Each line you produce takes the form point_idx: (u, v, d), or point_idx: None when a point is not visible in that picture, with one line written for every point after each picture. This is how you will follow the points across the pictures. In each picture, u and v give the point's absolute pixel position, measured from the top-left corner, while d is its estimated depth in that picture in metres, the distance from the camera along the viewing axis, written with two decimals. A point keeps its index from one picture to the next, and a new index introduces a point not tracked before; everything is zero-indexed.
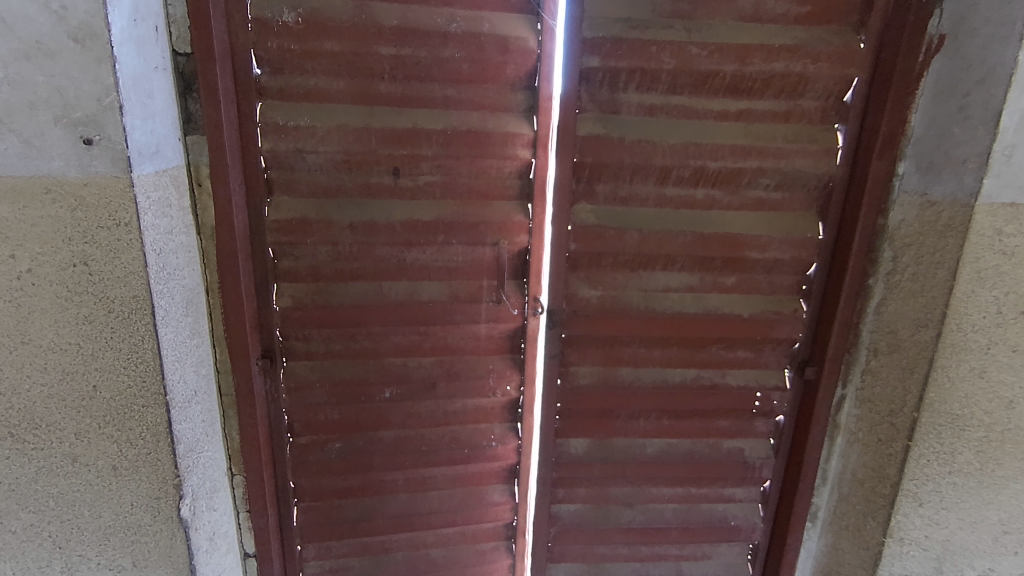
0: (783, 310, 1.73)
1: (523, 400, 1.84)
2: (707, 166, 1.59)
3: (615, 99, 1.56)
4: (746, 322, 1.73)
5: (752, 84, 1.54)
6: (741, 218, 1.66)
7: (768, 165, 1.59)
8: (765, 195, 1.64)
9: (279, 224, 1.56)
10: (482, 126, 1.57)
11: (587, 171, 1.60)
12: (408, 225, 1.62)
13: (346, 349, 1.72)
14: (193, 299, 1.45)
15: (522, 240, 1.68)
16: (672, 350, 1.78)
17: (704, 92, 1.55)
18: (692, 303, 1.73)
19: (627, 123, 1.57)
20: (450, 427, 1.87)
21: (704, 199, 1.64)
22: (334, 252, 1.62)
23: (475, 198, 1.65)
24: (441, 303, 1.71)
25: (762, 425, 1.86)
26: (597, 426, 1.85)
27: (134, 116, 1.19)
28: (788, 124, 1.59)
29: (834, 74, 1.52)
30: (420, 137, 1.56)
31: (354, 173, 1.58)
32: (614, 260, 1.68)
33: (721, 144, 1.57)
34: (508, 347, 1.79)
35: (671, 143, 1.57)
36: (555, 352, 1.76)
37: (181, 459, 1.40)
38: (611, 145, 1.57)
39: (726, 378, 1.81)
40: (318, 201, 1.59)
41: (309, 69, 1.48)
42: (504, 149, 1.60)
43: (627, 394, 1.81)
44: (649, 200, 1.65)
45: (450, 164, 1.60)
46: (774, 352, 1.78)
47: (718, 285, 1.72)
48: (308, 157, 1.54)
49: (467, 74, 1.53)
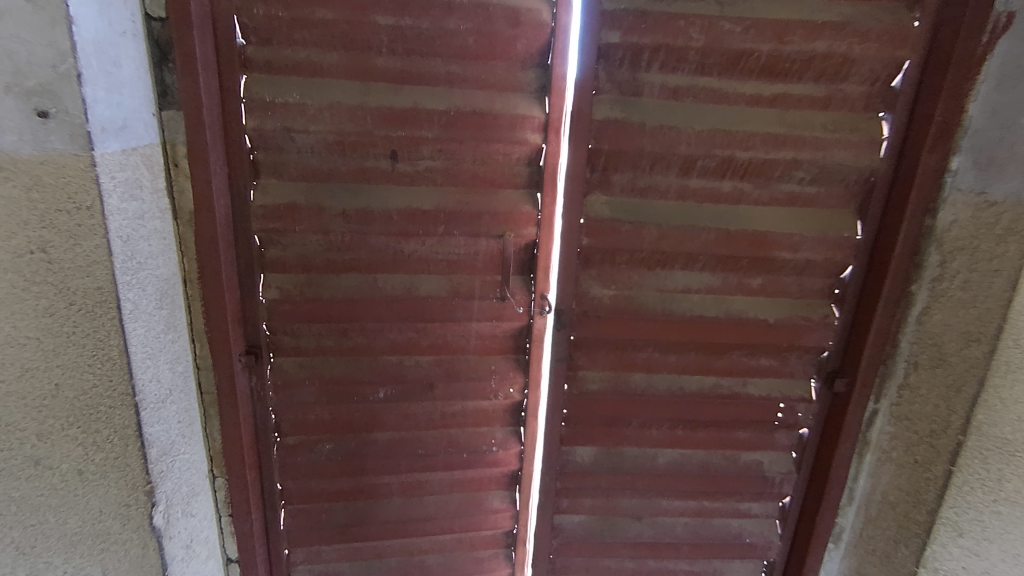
0: (813, 316, 1.59)
1: (527, 404, 1.72)
2: (735, 156, 1.44)
3: (636, 79, 1.40)
4: (771, 327, 1.59)
5: (790, 66, 1.38)
6: (771, 215, 1.51)
7: (805, 157, 1.44)
8: (799, 189, 1.49)
9: (265, 210, 1.44)
10: (488, 107, 1.43)
11: (603, 159, 1.46)
12: (405, 215, 1.50)
13: (337, 346, 1.61)
14: (168, 290, 1.32)
15: (529, 233, 1.55)
16: (690, 356, 1.64)
17: (735, 74, 1.39)
18: (714, 305, 1.59)
19: (649, 107, 1.42)
20: (449, 430, 1.76)
21: (732, 192, 1.49)
22: (325, 242, 1.50)
23: (479, 185, 1.52)
24: (440, 299, 1.59)
25: (784, 438, 1.72)
26: (607, 434, 1.72)
27: (96, 87, 1.06)
28: (828, 111, 1.43)
29: (883, 56, 1.36)
30: (420, 118, 1.42)
31: (348, 156, 1.45)
32: (630, 257, 1.54)
33: (753, 132, 1.42)
34: (512, 347, 1.68)
35: (697, 130, 1.42)
36: (562, 355, 1.63)
37: (153, 464, 1.30)
38: (631, 132, 1.42)
39: (747, 387, 1.67)
40: (309, 186, 1.46)
41: (299, 40, 1.34)
42: (512, 133, 1.46)
43: (639, 402, 1.67)
44: (670, 193, 1.49)
45: (452, 148, 1.46)
46: (800, 361, 1.64)
47: (743, 287, 1.58)
48: (297, 136, 1.41)
49: (473, 49, 1.39)
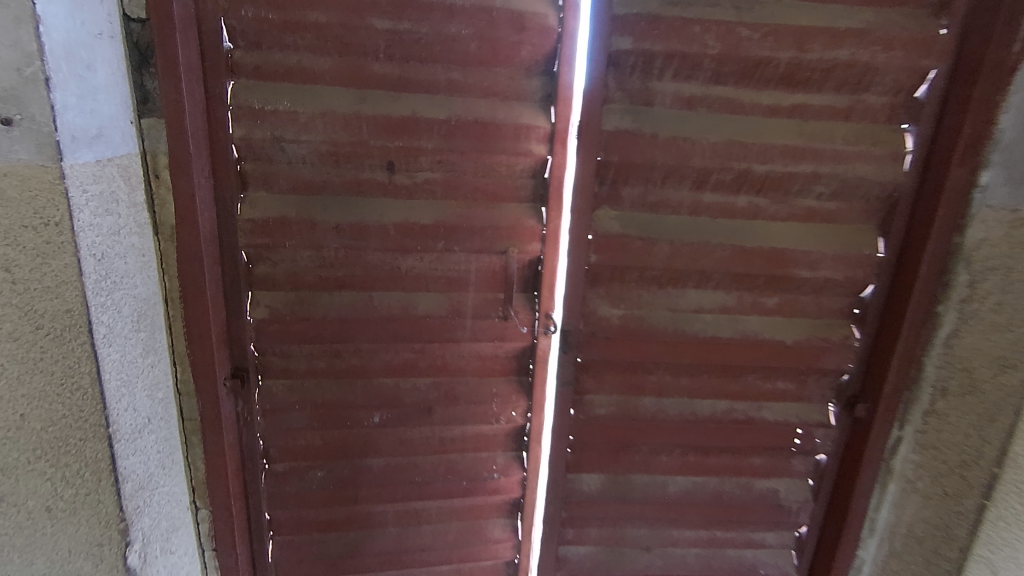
0: (832, 337, 1.51)
1: (530, 428, 1.64)
2: (752, 169, 1.36)
3: (647, 88, 1.32)
4: (788, 349, 1.51)
5: (810, 74, 1.30)
6: (789, 231, 1.43)
7: (825, 170, 1.36)
8: (819, 204, 1.41)
9: (254, 224, 1.35)
10: (491, 116, 1.36)
11: (612, 172, 1.38)
12: (402, 229, 1.42)
13: (330, 368, 1.52)
14: (147, 311, 1.23)
15: (533, 249, 1.47)
16: (703, 379, 1.55)
17: (752, 82, 1.32)
18: (728, 326, 1.50)
19: (661, 117, 1.35)
20: (447, 456, 1.67)
21: (748, 207, 1.41)
22: (318, 258, 1.42)
23: (481, 199, 1.44)
24: (439, 318, 1.51)
25: (800, 464, 1.64)
26: (614, 461, 1.63)
27: (66, 92, 0.97)
28: (849, 123, 1.35)
29: (908, 65, 1.29)
30: (419, 128, 1.35)
31: (342, 167, 1.36)
32: (640, 275, 1.46)
33: (771, 144, 1.34)
34: (515, 368, 1.59)
35: (712, 142, 1.34)
36: (568, 378, 1.54)
37: (129, 500, 1.19)
38: (642, 143, 1.35)
39: (762, 412, 1.59)
40: (300, 198, 1.38)
41: (290, 44, 1.27)
42: (516, 144, 1.39)
43: (649, 427, 1.58)
44: (683, 207, 1.41)
45: (453, 159, 1.39)
46: (818, 384, 1.56)
47: (759, 306, 1.49)
48: (288, 146, 1.32)
49: (475, 55, 1.32)
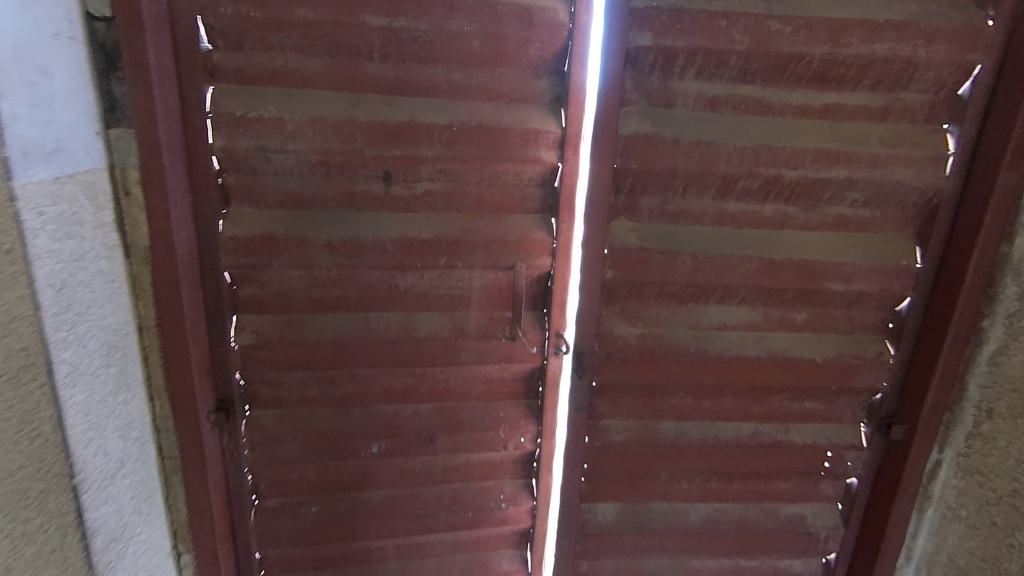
0: (866, 355, 1.40)
1: (539, 455, 1.52)
2: (782, 175, 1.25)
3: (667, 88, 1.22)
4: (819, 368, 1.40)
5: (844, 72, 1.20)
6: (820, 241, 1.32)
7: (860, 175, 1.26)
8: (852, 212, 1.31)
9: (237, 243, 1.23)
10: (496, 121, 1.25)
11: (630, 180, 1.27)
12: (401, 245, 1.30)
13: (324, 395, 1.41)
14: (118, 342, 1.10)
15: (543, 263, 1.35)
16: (726, 400, 1.44)
17: (781, 81, 1.21)
18: (754, 344, 1.39)
19: (682, 120, 1.24)
20: (451, 485, 1.55)
21: (775, 216, 1.30)
22: (309, 277, 1.30)
23: (486, 210, 1.33)
24: (441, 339, 1.40)
25: (829, 488, 1.53)
26: (632, 489, 1.52)
27: (15, 100, 0.86)
28: (885, 124, 1.25)
29: (952, 60, 1.18)
30: (418, 134, 1.23)
31: (334, 178, 1.25)
32: (659, 291, 1.35)
33: (802, 148, 1.23)
34: (523, 390, 1.48)
35: (738, 146, 1.23)
36: (582, 404, 1.43)
37: (99, 555, 1.06)
38: (662, 149, 1.24)
39: (789, 434, 1.48)
40: (288, 213, 1.26)
41: (275, 44, 1.15)
42: (523, 151, 1.27)
43: (670, 454, 1.47)
44: (705, 217, 1.30)
45: (455, 168, 1.27)
46: (849, 404, 1.46)
47: (786, 322, 1.39)
48: (274, 157, 1.21)
49: (479, 54, 1.21)
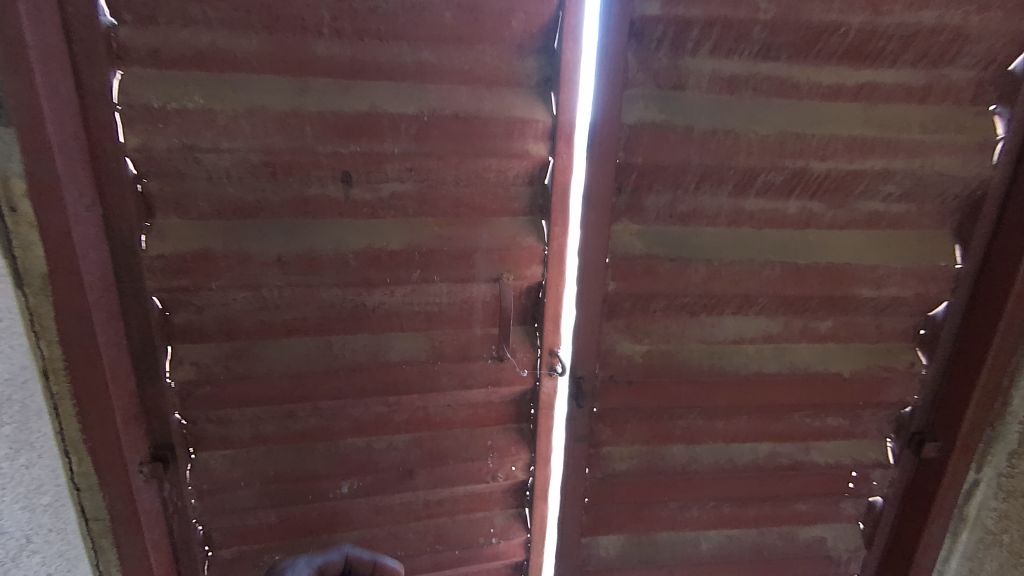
0: (896, 367, 1.26)
1: (533, 483, 1.35)
2: (810, 167, 1.09)
3: (678, 68, 1.03)
4: (845, 383, 1.25)
5: (884, 45, 1.02)
6: (847, 242, 1.16)
7: (897, 166, 1.09)
8: (884, 208, 1.15)
9: (166, 263, 1.02)
10: (475, 109, 1.05)
11: (635, 177, 1.09)
12: (366, 258, 1.11)
13: (283, 432, 1.21)
14: (14, 392, 0.86)
15: (533, 273, 1.17)
16: (742, 421, 1.29)
17: (809, 57, 1.03)
18: (773, 358, 1.24)
19: (695, 105, 1.06)
20: (434, 521, 1.37)
21: (799, 214, 1.14)
22: (257, 299, 1.10)
23: (465, 214, 1.14)
24: (418, 364, 1.21)
25: (850, 507, 1.40)
26: (637, 519, 1.36)
27: None
28: (925, 106, 1.08)
29: (1006, 30, 1.01)
30: (381, 127, 1.03)
31: (282, 181, 1.04)
32: (668, 303, 1.18)
33: (832, 135, 1.07)
34: (513, 415, 1.31)
35: (759, 135, 1.06)
36: (581, 433, 1.25)
37: None
38: (672, 140, 1.06)
39: (809, 454, 1.33)
40: (227, 225, 1.05)
41: (198, 18, 0.93)
42: (507, 144, 1.08)
43: (679, 481, 1.31)
44: (720, 218, 1.14)
45: (427, 166, 1.08)
46: (874, 418, 1.32)
47: (809, 333, 1.23)
48: (204, 158, 0.99)
49: (452, 29, 1.00)
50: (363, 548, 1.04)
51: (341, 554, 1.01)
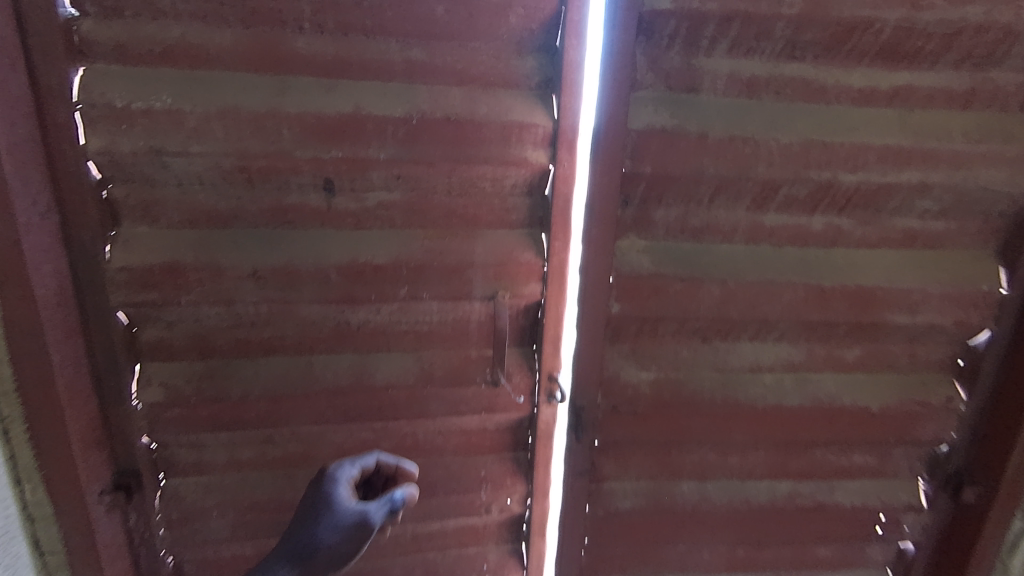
0: (931, 401, 1.14)
1: (530, 518, 1.24)
2: (838, 179, 0.99)
3: (690, 68, 0.94)
4: (874, 417, 1.14)
5: (922, 44, 0.92)
6: (878, 262, 1.06)
7: (936, 179, 0.99)
8: (921, 225, 1.04)
9: (132, 275, 0.95)
10: (468, 112, 0.96)
11: (642, 188, 1.00)
12: (349, 272, 1.02)
13: (259, 459, 1.12)
14: None
15: (532, 291, 1.07)
16: (759, 456, 1.18)
17: (838, 58, 0.93)
18: (794, 388, 1.12)
19: (709, 109, 0.96)
20: (422, 557, 1.27)
21: (825, 230, 1.03)
22: (231, 315, 1.02)
23: (458, 225, 1.05)
24: (406, 387, 1.12)
25: (879, 554, 1.27)
26: (643, 560, 1.25)
27: None
28: (968, 113, 0.97)
29: None
30: (366, 130, 0.95)
31: (259, 188, 0.96)
32: (679, 326, 1.08)
33: (863, 144, 0.97)
34: (509, 443, 1.20)
35: (781, 143, 0.97)
36: (582, 466, 1.15)
37: None
38: (684, 147, 0.97)
39: (834, 494, 1.21)
40: (200, 234, 0.97)
41: (168, 10, 0.85)
42: (504, 150, 0.99)
43: (690, 520, 1.20)
44: (737, 234, 1.04)
45: (416, 173, 0.99)
46: (907, 457, 1.19)
47: (834, 361, 1.12)
48: (173, 162, 0.91)
49: (444, 25, 0.92)
50: (386, 453, 0.98)
51: (375, 459, 0.95)
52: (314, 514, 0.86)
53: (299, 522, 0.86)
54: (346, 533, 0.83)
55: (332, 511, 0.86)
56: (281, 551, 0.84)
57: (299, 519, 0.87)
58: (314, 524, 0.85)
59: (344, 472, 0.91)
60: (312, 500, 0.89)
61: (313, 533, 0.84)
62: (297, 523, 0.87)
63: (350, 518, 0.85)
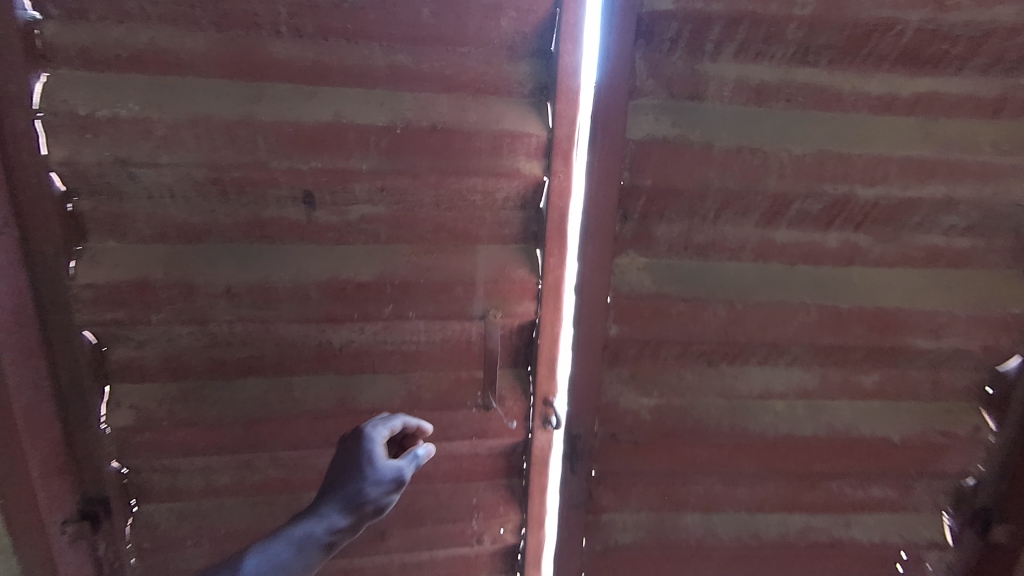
0: (956, 431, 1.06)
1: (525, 548, 1.16)
2: (855, 193, 0.92)
3: (694, 74, 0.87)
4: (894, 448, 1.06)
5: (947, 47, 0.84)
6: (898, 283, 0.98)
7: (962, 194, 0.91)
8: (945, 242, 0.96)
9: (99, 293, 0.89)
10: (457, 121, 0.90)
11: (642, 203, 0.93)
12: (331, 290, 0.96)
13: (236, 485, 1.06)
14: None
15: (525, 310, 1.01)
16: (769, 487, 1.10)
17: (855, 63, 0.86)
18: (807, 416, 1.05)
19: (715, 118, 0.90)
20: None
21: (840, 248, 0.96)
22: (206, 334, 0.96)
23: (447, 240, 0.98)
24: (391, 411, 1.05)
25: None
26: None
27: None
28: (997, 122, 0.90)
29: None
30: (348, 140, 0.89)
31: (234, 202, 0.91)
32: (682, 350, 1.01)
33: (883, 155, 0.90)
34: (502, 470, 1.13)
35: (793, 155, 0.90)
36: (577, 498, 1.08)
37: None
38: (687, 159, 0.90)
39: (851, 530, 1.13)
40: (172, 249, 0.92)
41: (136, 13, 0.80)
42: (494, 161, 0.93)
43: (695, 556, 1.12)
44: (745, 251, 0.97)
45: (402, 185, 0.93)
46: (929, 490, 1.11)
47: (851, 388, 1.04)
48: (141, 173, 0.86)
49: (430, 28, 0.86)
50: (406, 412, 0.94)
51: (404, 420, 0.91)
52: (352, 471, 0.83)
53: (337, 478, 0.83)
54: (387, 489, 0.82)
55: (371, 468, 0.83)
56: (325, 509, 0.81)
57: (336, 476, 0.84)
58: (355, 479, 0.82)
59: (376, 430, 0.87)
60: (346, 457, 0.85)
61: (356, 489, 0.81)
62: (334, 480, 0.84)
63: (388, 475, 0.82)
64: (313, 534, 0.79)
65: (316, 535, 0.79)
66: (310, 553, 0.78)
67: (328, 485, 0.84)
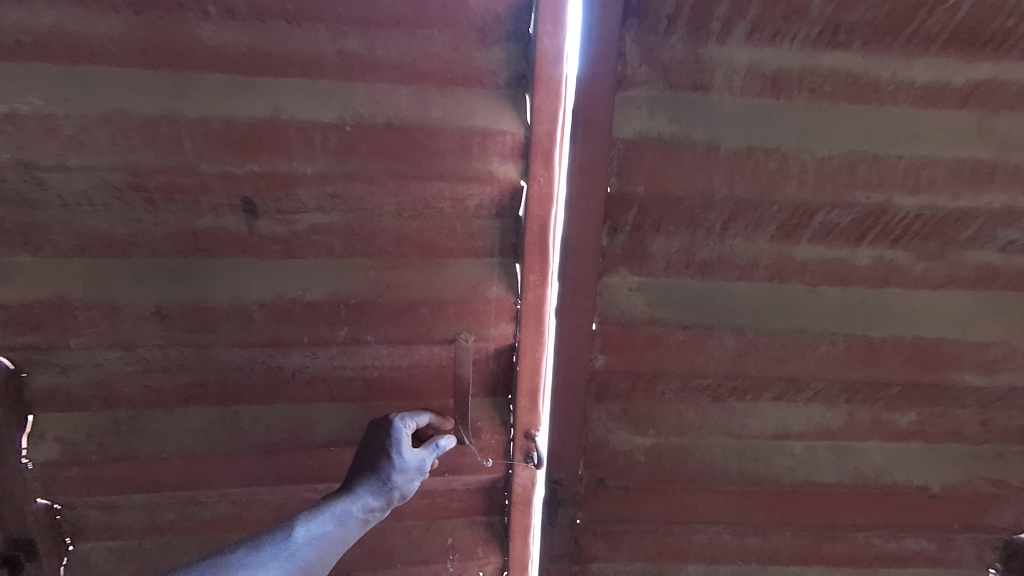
0: (1005, 480, 0.91)
1: None
2: (892, 204, 0.77)
3: (698, 59, 0.72)
4: (932, 499, 0.91)
5: (1014, 24, 0.68)
6: (942, 308, 0.83)
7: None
8: (1002, 262, 0.81)
9: (12, 315, 0.79)
10: (417, 117, 0.76)
11: (635, 214, 0.79)
12: (280, 312, 0.84)
13: (182, 523, 0.96)
14: None
15: (502, 332, 0.87)
16: (783, 537, 0.96)
17: (899, 44, 0.70)
18: (827, 458, 0.91)
19: (722, 112, 0.75)
20: None
21: (873, 267, 0.81)
22: (139, 360, 0.85)
23: (413, 253, 0.85)
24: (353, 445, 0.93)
25: None
26: None
27: None
28: None
29: None
30: (289, 140, 0.76)
31: (162, 210, 0.79)
32: (682, 385, 0.88)
33: (927, 159, 0.75)
34: (481, 507, 1.00)
35: (818, 157, 0.75)
36: (559, 550, 0.97)
37: None
38: (687, 163, 0.76)
39: None
40: (94, 265, 0.81)
41: None
42: (463, 164, 0.78)
43: None
44: (758, 269, 0.82)
45: (356, 192, 0.79)
46: (971, 543, 0.96)
47: (881, 427, 0.90)
48: (51, 178, 0.75)
49: (387, 6, 0.69)
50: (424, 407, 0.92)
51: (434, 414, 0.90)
52: (381, 456, 0.81)
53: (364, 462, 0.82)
54: (412, 477, 0.82)
55: (401, 454, 0.82)
56: (359, 488, 0.79)
57: (363, 461, 0.82)
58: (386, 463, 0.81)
59: (407, 419, 0.84)
60: (374, 442, 0.84)
61: (389, 472, 0.80)
62: (360, 464, 0.82)
63: (414, 465, 0.83)
64: (351, 510, 0.77)
65: (354, 512, 0.77)
66: (348, 528, 0.76)
67: (355, 468, 0.82)
